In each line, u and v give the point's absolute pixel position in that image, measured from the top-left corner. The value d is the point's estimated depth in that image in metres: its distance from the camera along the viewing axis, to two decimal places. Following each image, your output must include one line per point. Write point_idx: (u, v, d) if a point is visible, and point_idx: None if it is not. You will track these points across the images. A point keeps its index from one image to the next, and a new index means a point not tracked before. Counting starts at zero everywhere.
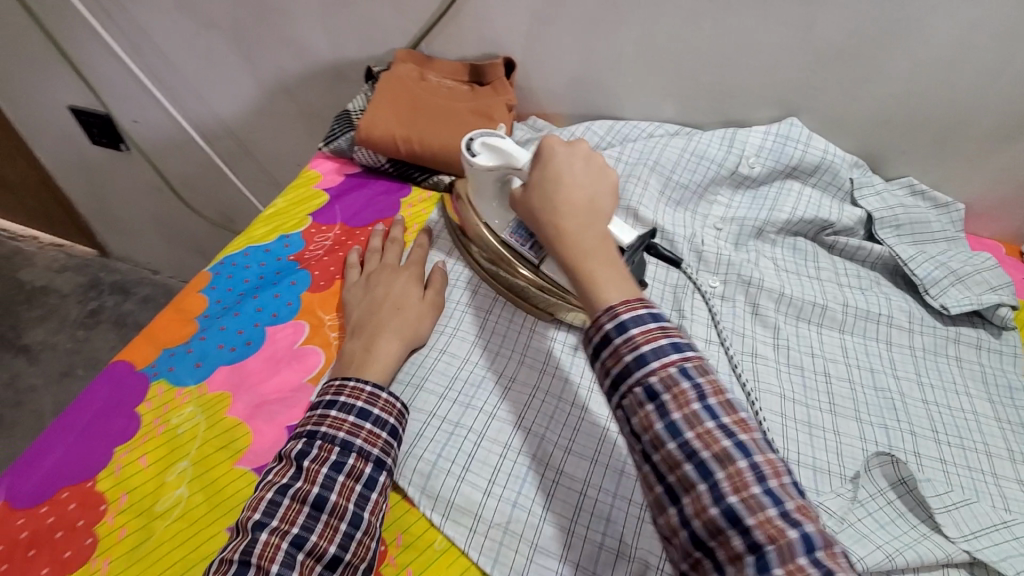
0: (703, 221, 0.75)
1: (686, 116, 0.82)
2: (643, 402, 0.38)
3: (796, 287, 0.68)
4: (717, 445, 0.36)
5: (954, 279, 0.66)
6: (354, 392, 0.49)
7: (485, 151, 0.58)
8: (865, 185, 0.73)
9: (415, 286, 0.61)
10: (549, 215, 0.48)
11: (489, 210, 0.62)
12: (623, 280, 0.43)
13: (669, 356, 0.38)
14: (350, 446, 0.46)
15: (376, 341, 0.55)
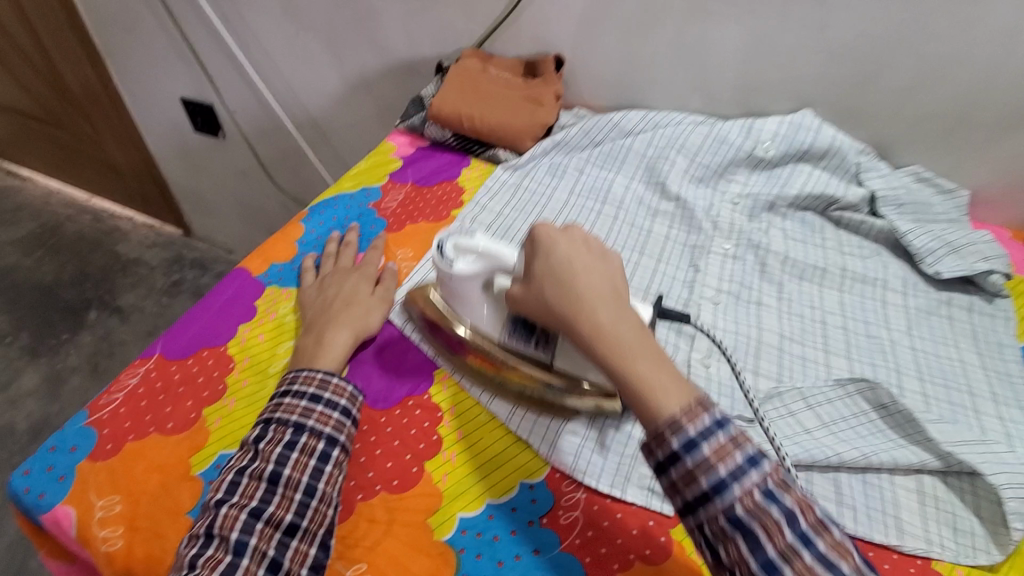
0: (722, 197, 0.85)
1: (712, 107, 0.94)
2: (727, 532, 0.40)
3: (800, 252, 0.77)
4: (808, 566, 0.38)
5: (949, 251, 0.75)
6: (308, 378, 0.54)
7: (462, 258, 0.58)
8: (871, 169, 0.83)
9: (365, 283, 0.66)
10: (584, 316, 0.47)
11: (471, 313, 0.60)
12: (672, 380, 0.44)
13: (748, 478, 0.41)
14: (302, 426, 0.52)
15: (326, 329, 0.60)
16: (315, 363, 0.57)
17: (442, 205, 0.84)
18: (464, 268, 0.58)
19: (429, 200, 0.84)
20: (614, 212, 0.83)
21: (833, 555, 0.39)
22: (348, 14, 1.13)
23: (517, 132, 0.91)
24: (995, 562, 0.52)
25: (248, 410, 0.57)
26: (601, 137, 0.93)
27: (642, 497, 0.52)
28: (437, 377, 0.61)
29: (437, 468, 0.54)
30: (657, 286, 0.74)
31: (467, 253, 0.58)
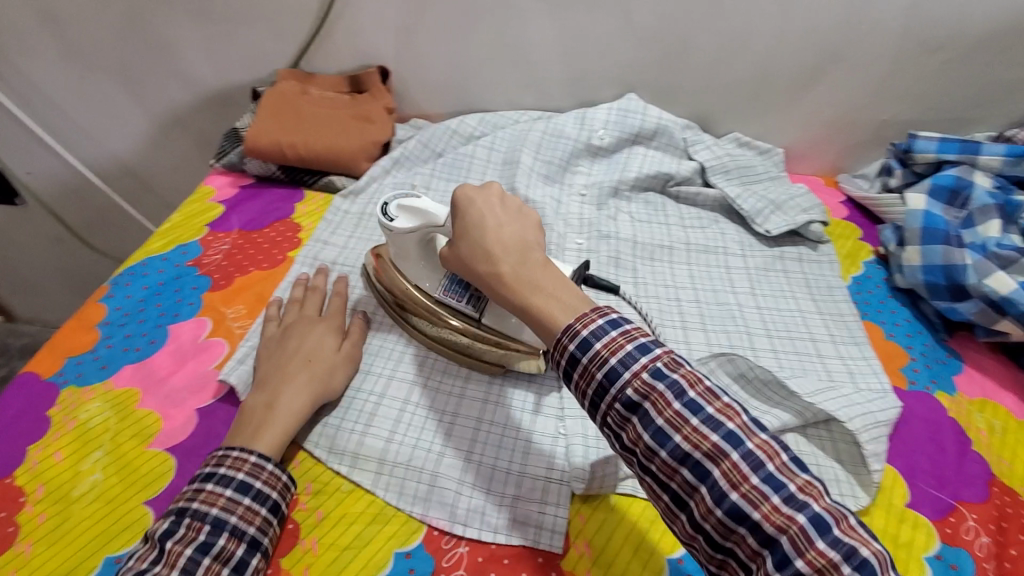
0: (569, 190, 0.85)
1: (546, 101, 0.94)
2: (627, 415, 0.40)
3: (647, 233, 0.80)
4: (706, 440, 0.38)
5: (773, 208, 0.81)
6: (235, 462, 0.48)
7: (403, 215, 0.59)
8: (696, 142, 0.88)
9: (333, 337, 0.59)
10: (485, 260, 0.49)
11: (410, 270, 0.61)
12: (568, 305, 0.44)
13: (637, 361, 0.41)
14: (222, 524, 0.44)
15: (280, 392, 0.53)
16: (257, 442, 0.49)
17: (276, 247, 0.75)
18: (402, 224, 0.59)
19: (260, 245, 0.75)
20: None
21: (818, 510, 0.36)
22: (136, 46, 0.99)
23: (348, 154, 0.84)
24: (862, 504, 0.53)
25: (49, 552, 0.47)
26: (441, 148, 0.90)
27: (530, 537, 0.49)
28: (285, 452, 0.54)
29: (295, 563, 0.48)
30: None
31: (409, 212, 0.58)
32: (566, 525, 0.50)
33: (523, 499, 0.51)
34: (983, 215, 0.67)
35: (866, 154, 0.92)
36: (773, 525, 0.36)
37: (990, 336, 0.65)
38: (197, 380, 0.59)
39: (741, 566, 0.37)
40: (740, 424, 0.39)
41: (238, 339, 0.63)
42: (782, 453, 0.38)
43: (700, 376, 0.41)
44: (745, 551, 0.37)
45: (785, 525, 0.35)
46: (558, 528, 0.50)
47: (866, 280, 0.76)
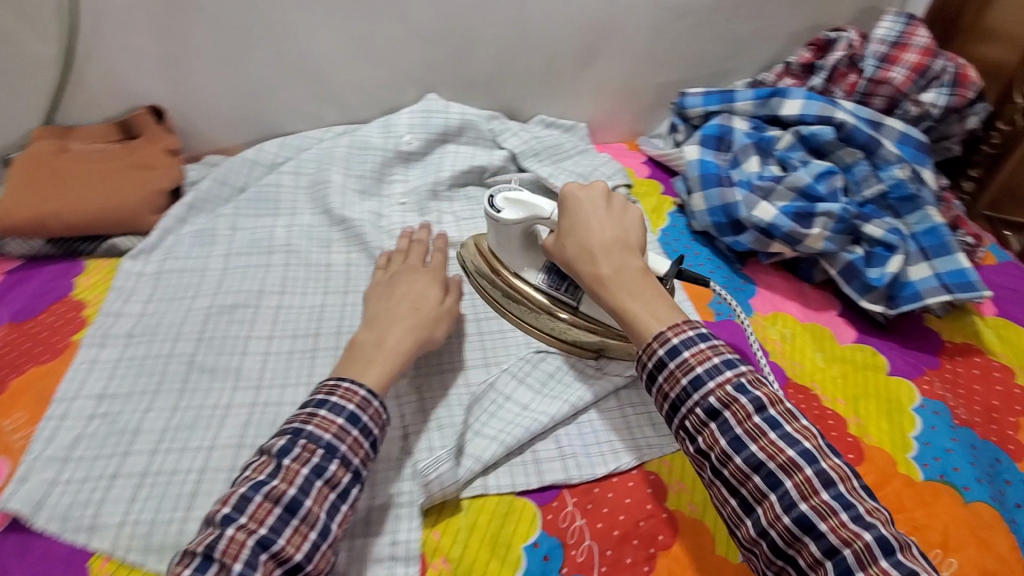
0: (389, 202, 0.83)
1: (349, 114, 0.91)
2: (705, 421, 0.46)
3: (472, 229, 0.81)
4: (782, 453, 0.44)
5: (582, 181, 0.86)
6: (346, 394, 0.50)
7: (508, 207, 0.61)
8: (503, 130, 0.90)
9: (434, 288, 0.64)
10: (588, 264, 0.54)
11: (511, 259, 0.64)
12: (660, 306, 0.51)
13: (723, 373, 0.47)
14: (334, 450, 0.46)
15: (388, 332, 0.57)
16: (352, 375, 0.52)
17: (56, 334, 0.66)
18: (510, 216, 0.61)
19: (36, 335, 0.65)
20: (283, 259, 0.74)
21: (845, 493, 0.42)
22: None
23: (128, 211, 0.75)
24: None
25: None
26: (242, 182, 0.83)
27: (385, 572, 0.48)
28: (92, 568, 0.49)
29: None
30: (348, 321, 0.68)
31: (514, 204, 0.61)
32: (421, 549, 0.50)
33: (373, 534, 0.50)
34: (745, 154, 0.77)
35: (656, 115, 1.02)
36: (840, 539, 0.41)
37: (771, 258, 0.74)
38: None
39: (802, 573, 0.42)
40: (816, 446, 0.44)
41: (17, 453, 0.56)
42: (851, 477, 0.43)
43: (779, 399, 0.47)
44: (807, 559, 0.41)
45: (850, 538, 0.41)
46: (411, 554, 0.49)
47: (671, 230, 0.81)
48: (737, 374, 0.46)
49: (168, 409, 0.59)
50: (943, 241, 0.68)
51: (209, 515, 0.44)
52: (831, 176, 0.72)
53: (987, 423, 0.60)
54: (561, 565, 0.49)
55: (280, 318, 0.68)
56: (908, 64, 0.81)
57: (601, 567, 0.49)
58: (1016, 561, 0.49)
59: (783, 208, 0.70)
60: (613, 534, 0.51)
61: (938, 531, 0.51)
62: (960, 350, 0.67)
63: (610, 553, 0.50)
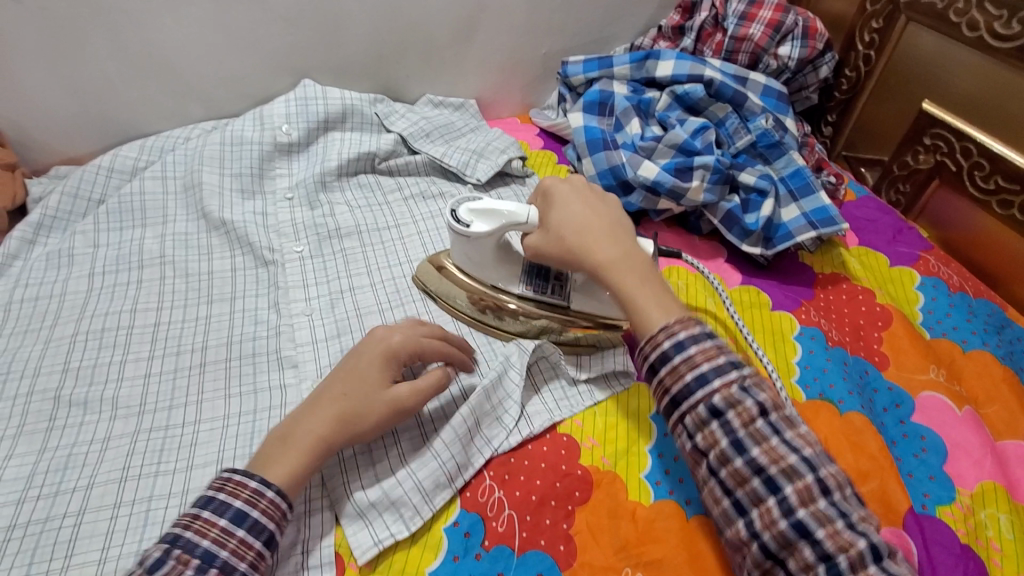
0: (274, 198, 0.78)
1: (219, 110, 0.85)
2: (707, 420, 0.44)
3: (369, 217, 0.77)
4: (783, 459, 0.42)
5: (477, 157, 0.85)
6: (235, 488, 0.43)
7: (476, 220, 0.60)
8: (389, 113, 0.87)
9: (387, 368, 0.51)
10: (586, 250, 0.53)
11: (484, 273, 0.63)
12: (660, 291, 0.51)
13: (728, 373, 0.45)
14: (213, 558, 0.40)
15: (299, 419, 0.48)
16: (266, 472, 0.44)
17: None
18: (480, 228, 0.59)
19: None
20: (157, 272, 0.68)
21: (839, 499, 0.41)
22: None
23: None
24: (596, 398, 0.59)
25: None
26: (100, 194, 0.75)
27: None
28: None
29: None
30: (238, 330, 0.63)
31: (482, 216, 0.60)
32: (335, 552, 0.47)
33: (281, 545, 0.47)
34: (625, 117, 0.79)
35: (545, 86, 1.02)
36: (836, 546, 0.39)
37: (661, 215, 0.77)
38: None
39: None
40: (818, 452, 0.43)
41: None
42: (848, 484, 0.42)
43: (780, 403, 0.45)
44: (797, 563, 0.40)
45: (846, 547, 0.39)
46: (325, 559, 0.47)
47: None
48: (739, 376, 0.45)
49: (33, 451, 0.53)
50: (807, 181, 0.74)
51: None
52: (704, 131, 0.76)
53: (855, 341, 0.67)
54: (482, 538, 0.48)
55: (159, 336, 0.63)
56: (764, 20, 0.85)
57: (522, 532, 0.49)
58: (884, 456, 0.55)
59: (665, 166, 0.74)
60: (530, 498, 0.51)
61: (829, 444, 0.56)
62: (830, 279, 0.74)
63: (530, 518, 0.50)
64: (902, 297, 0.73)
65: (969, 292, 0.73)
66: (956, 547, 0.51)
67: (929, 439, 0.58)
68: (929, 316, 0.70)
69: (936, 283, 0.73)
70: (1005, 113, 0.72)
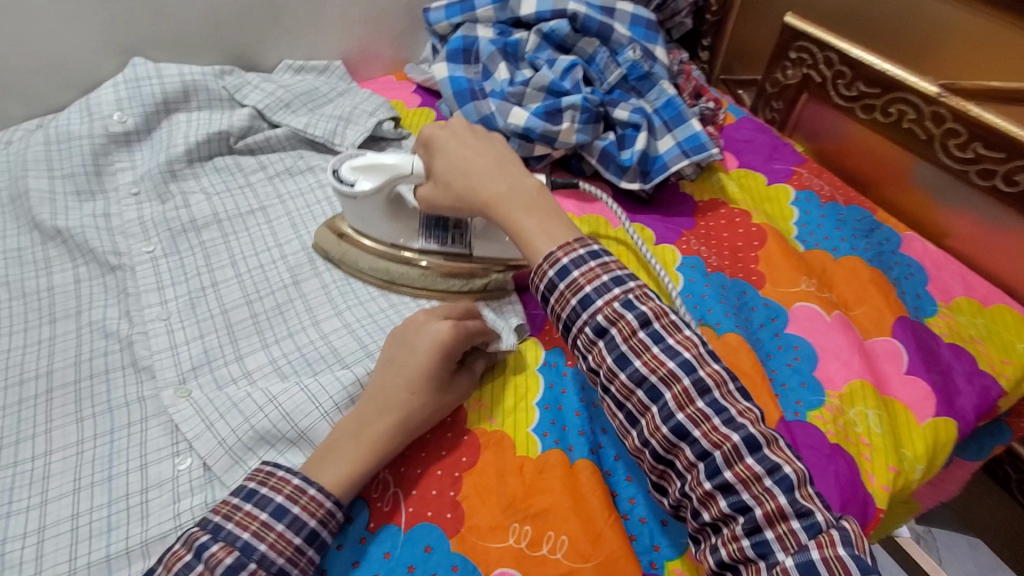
0: (118, 195, 0.70)
1: (40, 104, 0.75)
2: (594, 339, 0.46)
3: (230, 203, 0.71)
4: (663, 366, 0.44)
5: (344, 123, 0.79)
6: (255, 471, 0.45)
7: (361, 176, 0.59)
8: (240, 86, 0.79)
9: (442, 366, 0.50)
10: (472, 190, 0.54)
11: (381, 232, 0.63)
12: (552, 216, 0.51)
13: (610, 290, 0.46)
14: (218, 531, 0.41)
15: (359, 423, 0.47)
16: (323, 476, 0.45)
17: None
18: (365, 185, 0.59)
19: None
20: None
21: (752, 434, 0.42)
22: None
23: None
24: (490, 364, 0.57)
25: None
26: None
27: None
28: None
29: None
30: (90, 347, 0.58)
31: (366, 172, 0.59)
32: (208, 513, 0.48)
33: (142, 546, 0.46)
34: (492, 63, 0.75)
35: (416, 39, 0.96)
36: (711, 443, 0.42)
37: (542, 161, 0.75)
38: None
39: (698, 508, 0.43)
40: (697, 355, 0.45)
41: None
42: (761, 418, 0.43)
43: (665, 311, 0.47)
44: (684, 464, 0.43)
45: (751, 481, 0.41)
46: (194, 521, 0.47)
47: None
48: (622, 292, 0.46)
49: None
50: (678, 111, 0.73)
51: None
52: (573, 70, 0.73)
53: (733, 264, 0.68)
54: (368, 521, 0.47)
55: None
56: None
57: (408, 508, 0.48)
58: (756, 372, 0.57)
59: (534, 110, 0.71)
60: (416, 472, 0.50)
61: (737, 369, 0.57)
62: (709, 206, 0.75)
63: (416, 493, 0.49)
64: (778, 214, 0.74)
65: (840, 201, 0.76)
66: (826, 448, 0.53)
67: (801, 347, 0.60)
68: (803, 229, 0.72)
69: (809, 196, 0.76)
70: (868, 19, 0.75)
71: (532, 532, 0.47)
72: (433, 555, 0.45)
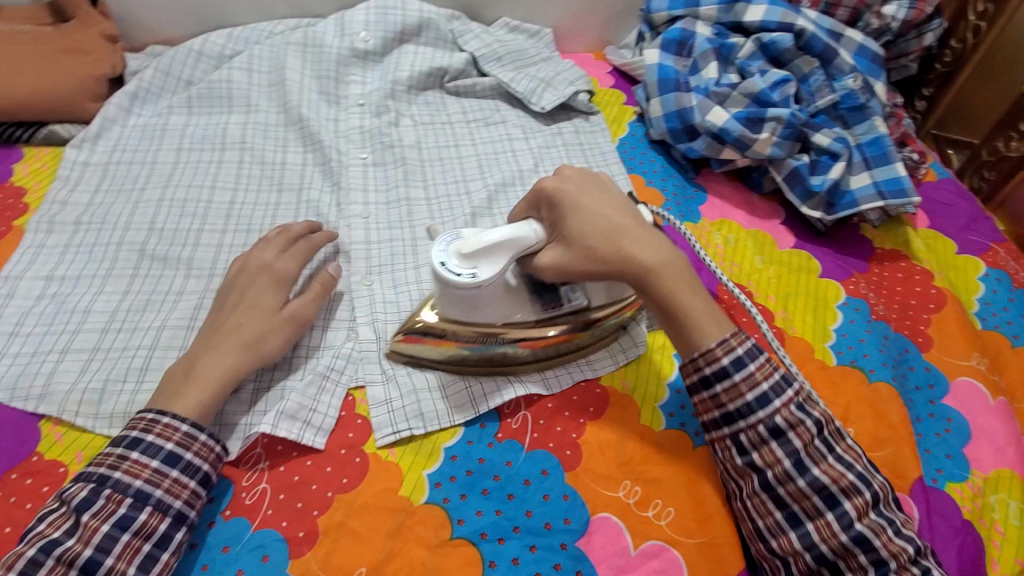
0: (346, 102, 0.80)
1: (301, 8, 0.86)
2: (767, 438, 0.46)
3: (431, 135, 0.79)
4: (844, 478, 0.45)
5: (545, 87, 0.84)
6: (165, 430, 0.44)
7: (480, 261, 0.46)
8: (464, 33, 0.87)
9: (275, 291, 0.54)
10: (623, 256, 0.47)
11: (487, 317, 0.51)
12: (714, 300, 0.49)
13: (761, 357, 0.47)
14: (177, 460, 0.43)
15: (201, 356, 0.49)
16: (176, 406, 0.45)
17: None
18: (490, 270, 0.46)
19: None
20: (236, 157, 0.73)
21: (884, 509, 0.45)
22: None
23: (65, 95, 0.71)
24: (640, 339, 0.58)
25: None
26: (189, 75, 0.79)
27: (295, 433, 0.49)
28: (43, 430, 0.49)
29: None
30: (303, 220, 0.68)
31: (481, 257, 0.46)
32: (343, 398, 0.53)
33: (287, 417, 0.49)
34: (704, 60, 0.76)
35: (625, 24, 0.99)
36: (890, 554, 0.42)
37: (723, 166, 0.76)
38: None
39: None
40: (865, 468, 0.46)
41: None
42: (892, 492, 0.46)
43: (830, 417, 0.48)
44: (852, 566, 0.43)
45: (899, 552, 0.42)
46: (332, 408, 0.52)
47: (630, 137, 0.83)
48: (796, 394, 0.46)
49: (118, 293, 0.58)
50: (885, 151, 0.71)
51: (66, 489, 0.41)
52: (784, 84, 0.73)
53: (901, 319, 0.65)
54: (496, 431, 0.52)
55: (233, 214, 0.68)
56: None
57: (533, 433, 0.52)
58: (903, 426, 0.55)
59: (736, 114, 0.71)
60: (547, 406, 0.54)
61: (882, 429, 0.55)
62: (888, 255, 0.71)
63: (543, 423, 0.53)
64: (961, 284, 0.69)
65: None
66: (958, 521, 0.51)
67: (955, 421, 0.57)
68: (986, 307, 0.67)
69: (1001, 276, 0.70)
70: None
71: (642, 492, 0.49)
72: (548, 479, 0.49)
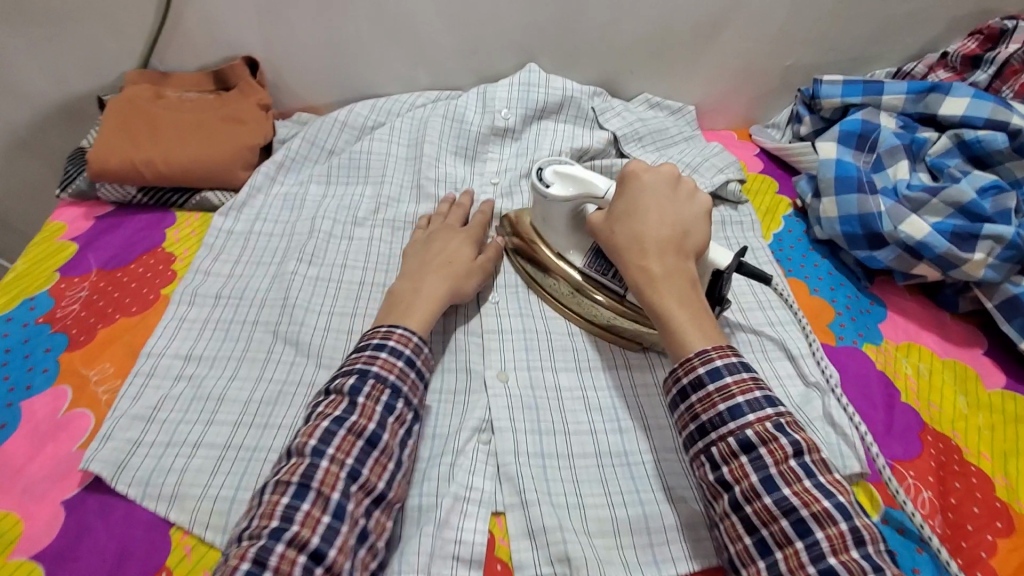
0: (480, 178, 0.78)
1: (443, 80, 0.85)
2: (737, 452, 0.44)
3: None
4: (817, 503, 0.41)
5: (690, 171, 0.77)
6: (366, 411, 0.47)
7: (559, 181, 0.59)
8: (605, 110, 0.83)
9: (470, 246, 0.65)
10: (637, 258, 0.52)
11: (555, 239, 0.62)
12: (704, 325, 0.49)
13: (762, 408, 0.45)
14: (340, 513, 0.43)
15: (424, 280, 0.59)
16: (406, 322, 0.54)
17: (147, 285, 0.65)
18: (558, 190, 0.58)
19: (126, 286, 0.64)
20: (367, 232, 0.71)
21: (872, 552, 0.39)
22: None
23: (221, 164, 0.72)
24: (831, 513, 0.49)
25: None
26: (332, 145, 0.79)
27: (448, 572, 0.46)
28: (173, 541, 0.47)
29: None
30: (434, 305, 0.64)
31: (565, 180, 0.58)
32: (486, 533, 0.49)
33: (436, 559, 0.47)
34: (890, 158, 0.67)
35: (777, 102, 0.90)
36: None
37: (908, 279, 0.66)
38: (60, 466, 0.50)
39: None
40: (852, 501, 0.42)
41: (105, 407, 0.54)
42: (885, 540, 0.40)
43: (817, 449, 0.44)
44: None
45: None
46: (475, 555, 0.47)
47: (787, 235, 0.74)
48: (775, 413, 0.44)
49: (253, 379, 0.56)
50: None
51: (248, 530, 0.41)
52: (998, 193, 0.62)
53: None
54: None
55: (362, 295, 0.65)
56: None
57: None
58: None
59: (937, 225, 0.62)
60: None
61: None
62: None
63: None
64: None
65: None
66: None
67: None
68: None
69: None
70: None
71: None
72: None
